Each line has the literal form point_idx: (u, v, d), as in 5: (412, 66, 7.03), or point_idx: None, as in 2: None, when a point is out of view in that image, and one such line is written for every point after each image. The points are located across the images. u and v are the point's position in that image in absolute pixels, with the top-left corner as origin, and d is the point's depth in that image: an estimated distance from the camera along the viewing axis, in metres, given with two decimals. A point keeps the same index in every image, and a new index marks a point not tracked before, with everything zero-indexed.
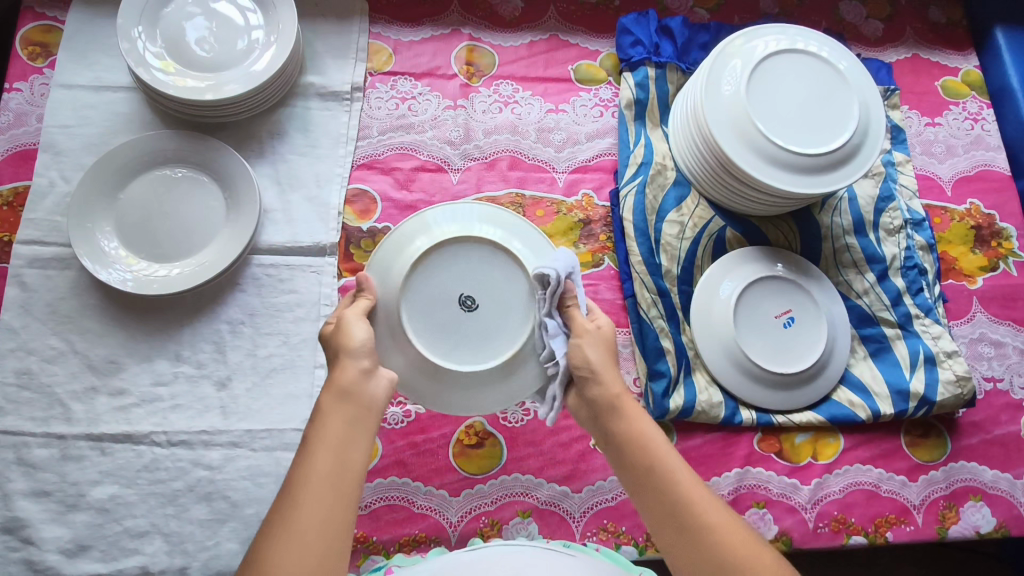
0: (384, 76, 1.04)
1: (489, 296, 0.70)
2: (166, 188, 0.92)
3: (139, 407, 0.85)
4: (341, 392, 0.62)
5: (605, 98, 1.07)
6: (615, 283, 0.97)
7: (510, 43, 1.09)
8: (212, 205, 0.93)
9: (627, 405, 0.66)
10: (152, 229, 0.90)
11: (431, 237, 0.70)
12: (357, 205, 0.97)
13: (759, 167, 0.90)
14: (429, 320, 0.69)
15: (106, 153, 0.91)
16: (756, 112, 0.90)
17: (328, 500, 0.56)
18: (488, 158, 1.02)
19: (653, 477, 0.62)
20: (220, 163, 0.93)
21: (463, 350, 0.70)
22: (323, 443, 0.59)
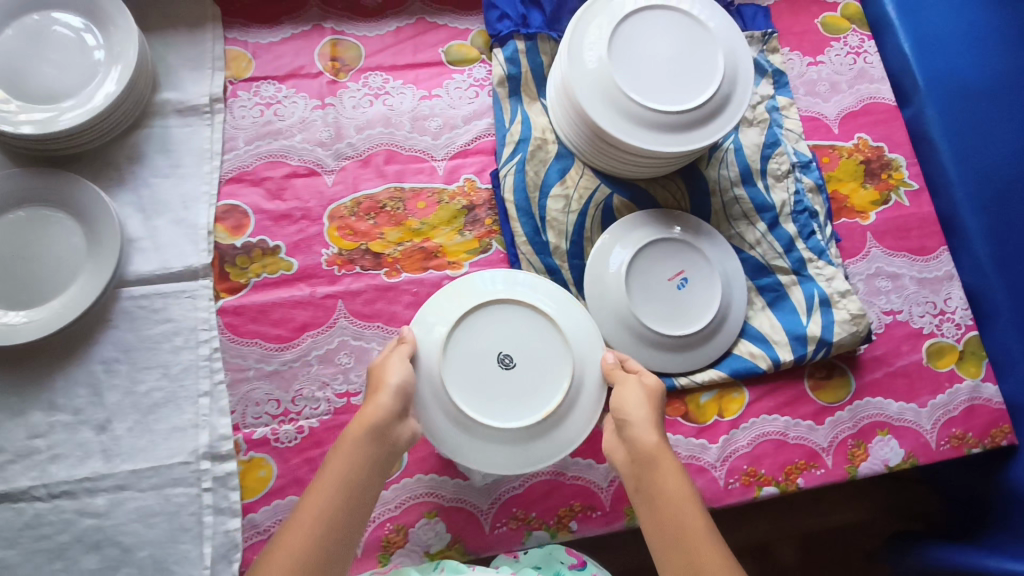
0: (245, 82, 0.99)
1: (520, 359, 0.81)
2: (18, 230, 0.88)
3: (15, 463, 0.81)
4: (364, 432, 0.71)
5: (479, 77, 1.03)
6: (504, 267, 0.95)
7: (375, 33, 1.04)
8: (70, 242, 0.88)
9: (664, 460, 0.71)
10: (9, 276, 0.86)
11: (485, 294, 0.83)
12: (228, 221, 0.93)
13: (637, 136, 0.87)
14: (489, 375, 0.79)
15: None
16: (625, 78, 0.87)
17: (341, 511, 0.68)
18: (362, 155, 0.98)
19: (663, 519, 0.68)
20: (72, 197, 0.88)
21: (496, 406, 0.79)
22: (335, 477, 0.69)
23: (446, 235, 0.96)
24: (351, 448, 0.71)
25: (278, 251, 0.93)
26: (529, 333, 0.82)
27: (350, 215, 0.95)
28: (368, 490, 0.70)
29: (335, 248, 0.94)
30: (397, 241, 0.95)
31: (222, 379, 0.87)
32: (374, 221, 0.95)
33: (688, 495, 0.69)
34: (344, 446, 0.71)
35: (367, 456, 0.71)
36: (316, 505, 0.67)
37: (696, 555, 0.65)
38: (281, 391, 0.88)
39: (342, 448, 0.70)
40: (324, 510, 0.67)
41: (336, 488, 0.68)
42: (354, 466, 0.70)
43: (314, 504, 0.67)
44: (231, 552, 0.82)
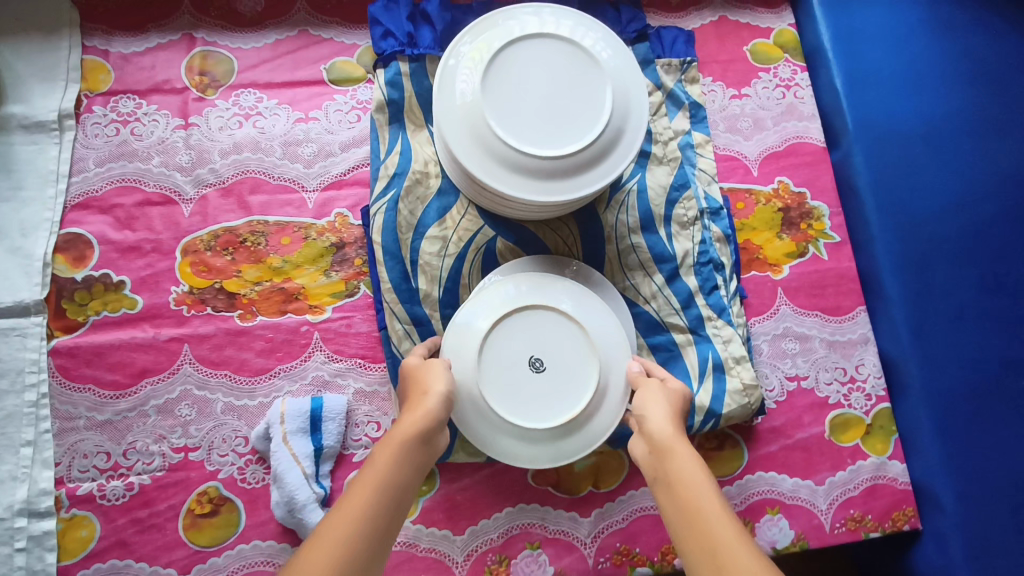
0: (103, 97, 0.91)
1: (558, 361, 0.79)
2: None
3: None
4: (411, 433, 0.68)
5: (362, 99, 0.95)
6: (371, 313, 0.87)
7: (250, 45, 0.95)
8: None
9: (680, 448, 0.68)
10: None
11: (527, 292, 0.81)
12: (70, 252, 0.85)
13: (516, 185, 0.79)
14: (512, 379, 0.78)
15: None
16: (500, 121, 0.78)
17: (384, 509, 0.61)
18: (225, 183, 0.90)
19: (684, 505, 0.63)
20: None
21: (540, 410, 0.77)
22: (382, 476, 0.64)
23: (310, 275, 0.88)
24: (400, 448, 0.66)
25: (123, 287, 0.85)
26: (567, 333, 0.79)
27: (206, 249, 0.88)
28: (408, 496, 0.65)
29: (185, 285, 0.86)
30: (254, 280, 0.87)
31: (49, 428, 0.80)
32: (231, 256, 0.87)
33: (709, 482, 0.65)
34: (402, 441, 0.67)
35: (409, 457, 0.66)
36: (368, 502, 0.61)
37: (719, 536, 0.59)
38: (112, 443, 0.80)
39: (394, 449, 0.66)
40: (371, 509, 0.61)
41: (391, 485, 0.63)
42: (404, 464, 0.65)
43: (371, 501, 0.61)
44: None
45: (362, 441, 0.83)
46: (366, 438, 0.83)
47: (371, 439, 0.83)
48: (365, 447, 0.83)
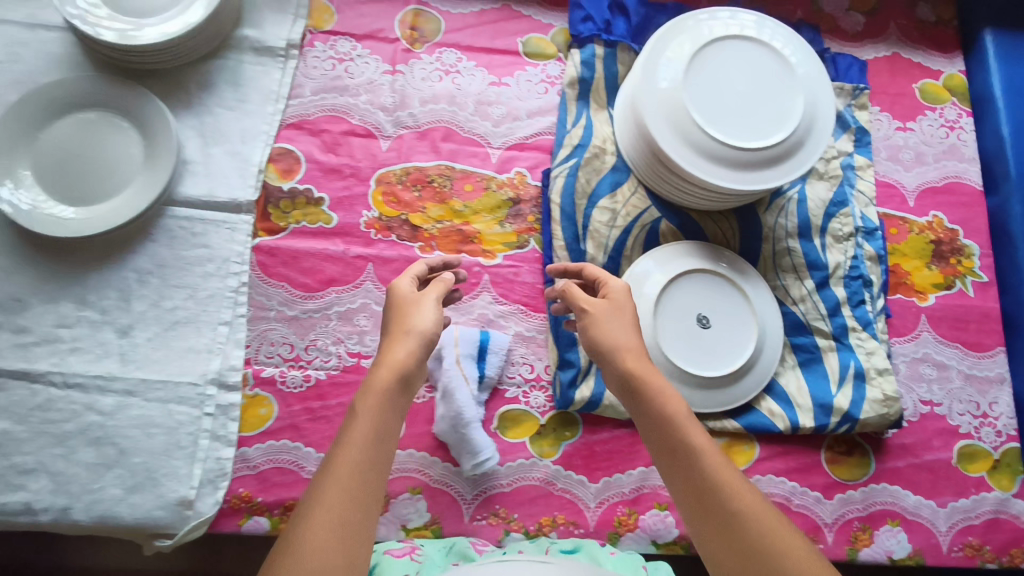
0: (323, 35, 1.00)
1: (722, 319, 0.90)
2: (87, 131, 0.91)
3: (39, 346, 0.84)
4: (395, 374, 0.64)
5: (551, 74, 1.01)
6: (537, 266, 0.94)
7: (459, 10, 1.02)
8: (132, 150, 0.91)
9: (656, 385, 0.66)
10: (69, 173, 0.89)
11: (685, 261, 0.92)
12: (280, 164, 0.94)
13: (706, 170, 0.85)
14: (681, 332, 0.89)
15: (33, 89, 0.89)
16: (699, 111, 0.85)
17: (365, 481, 0.57)
18: (421, 128, 0.97)
19: (669, 447, 0.63)
20: (139, 106, 0.91)
21: (712, 359, 0.89)
22: (366, 434, 0.59)
23: (486, 223, 0.95)
24: (380, 402, 0.61)
25: (321, 203, 0.93)
26: (730, 296, 0.91)
27: (397, 182, 0.95)
28: (390, 449, 0.61)
29: (376, 212, 0.94)
30: (437, 218, 0.94)
31: (244, 313, 0.88)
32: (419, 193, 0.95)
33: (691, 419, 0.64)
34: (384, 391, 0.62)
35: (401, 397, 0.63)
36: (348, 465, 0.57)
37: (711, 478, 0.60)
38: (297, 337, 0.88)
39: (388, 392, 0.62)
40: (358, 467, 0.57)
41: (372, 439, 0.59)
42: (385, 419, 0.61)
43: (353, 461, 0.57)
44: (219, 479, 0.82)
45: (516, 378, 0.89)
46: (520, 377, 0.89)
47: (524, 378, 0.89)
48: (517, 385, 0.89)
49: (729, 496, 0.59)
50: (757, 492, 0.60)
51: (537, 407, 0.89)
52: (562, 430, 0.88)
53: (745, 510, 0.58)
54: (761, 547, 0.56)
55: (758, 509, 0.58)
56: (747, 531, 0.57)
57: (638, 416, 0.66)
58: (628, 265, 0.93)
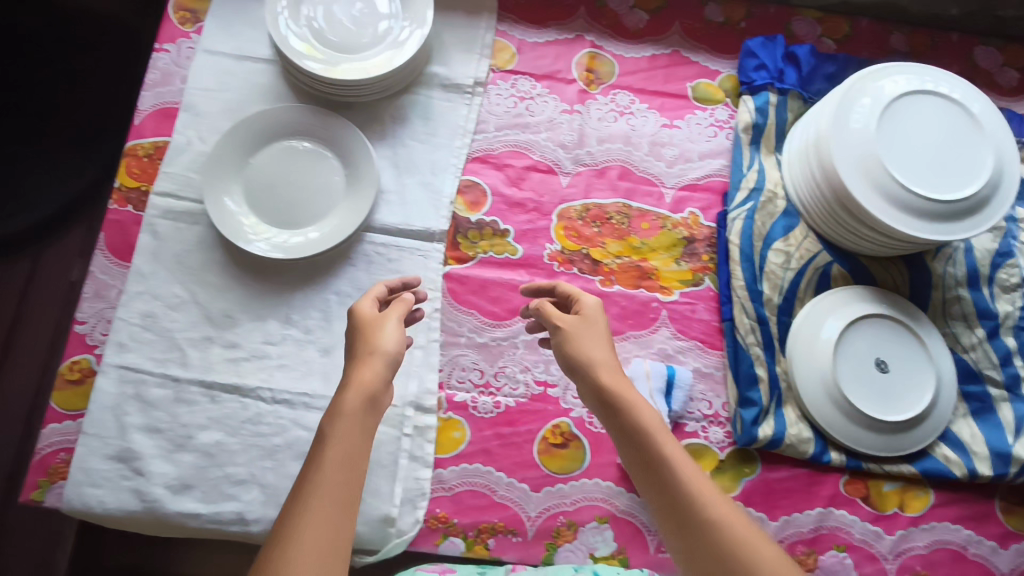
0: (505, 74, 1.04)
1: (900, 365, 0.92)
2: (293, 159, 0.96)
3: (248, 361, 0.88)
4: (362, 395, 0.67)
5: (720, 119, 1.05)
6: (712, 304, 0.97)
7: (631, 55, 1.07)
8: (334, 179, 0.95)
9: (632, 399, 0.70)
10: (276, 197, 0.93)
11: (862, 305, 0.94)
12: (468, 195, 0.98)
13: (898, 219, 0.87)
14: (860, 376, 0.91)
15: (246, 117, 0.94)
16: (890, 163, 0.88)
17: (338, 495, 0.59)
18: (598, 166, 1.02)
19: (642, 457, 0.67)
20: (341, 137, 0.96)
21: (891, 404, 0.91)
22: (339, 449, 0.62)
23: (663, 260, 0.98)
24: (348, 417, 0.64)
25: (507, 235, 0.97)
26: (906, 342, 0.93)
27: (578, 218, 0.99)
28: (361, 467, 0.63)
29: (558, 245, 0.97)
30: (616, 253, 0.98)
31: (438, 337, 0.91)
32: (598, 229, 0.98)
33: (667, 434, 0.68)
34: (349, 410, 0.65)
35: (371, 410, 0.66)
36: (317, 479, 0.59)
37: (689, 494, 0.63)
38: (487, 363, 0.91)
39: (359, 405, 0.65)
40: (327, 480, 0.59)
41: (345, 455, 0.61)
42: (356, 438, 0.63)
43: (330, 474, 0.60)
44: (417, 499, 0.85)
45: (695, 414, 0.91)
46: (699, 412, 0.92)
47: (703, 414, 0.92)
48: (697, 420, 0.91)
49: (710, 511, 0.62)
50: (732, 502, 0.64)
51: (716, 442, 0.91)
52: (742, 466, 0.90)
53: (721, 517, 0.62)
54: (722, 548, 0.60)
55: (734, 520, 0.61)
56: (715, 532, 0.61)
57: (613, 428, 0.70)
58: (802, 306, 0.96)
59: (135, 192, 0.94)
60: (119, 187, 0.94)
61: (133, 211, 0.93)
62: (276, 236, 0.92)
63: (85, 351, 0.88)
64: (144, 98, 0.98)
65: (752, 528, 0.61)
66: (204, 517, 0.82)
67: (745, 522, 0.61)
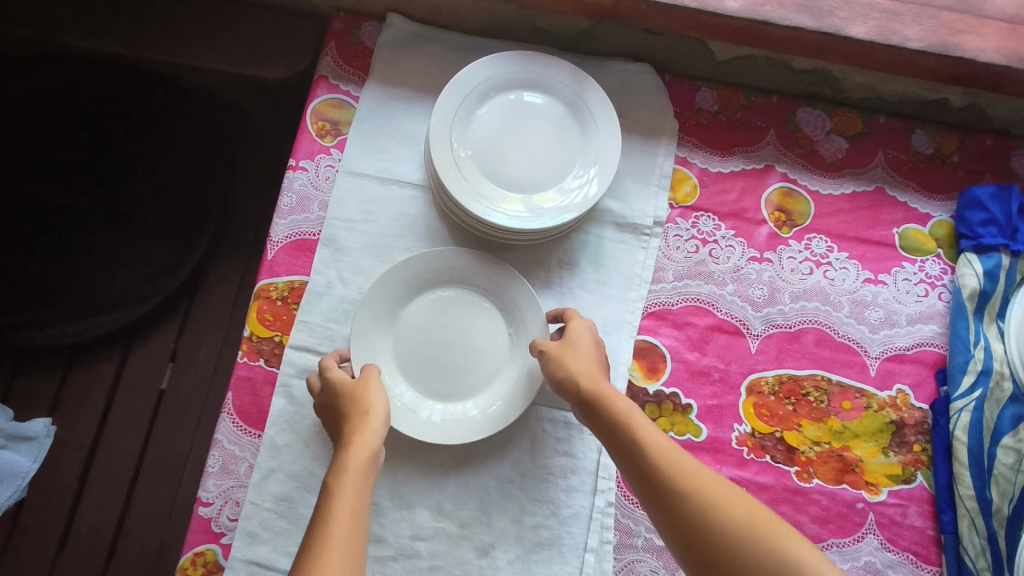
0: (686, 210, 0.90)
1: None
2: (448, 314, 0.83)
3: (396, 562, 0.75)
4: (363, 456, 0.65)
5: (931, 274, 0.91)
6: (927, 508, 0.82)
7: (828, 191, 0.93)
8: (497, 338, 0.83)
9: (612, 394, 0.71)
10: (435, 363, 0.81)
11: None
12: (644, 360, 0.84)
13: None
14: None
15: (397, 264, 0.81)
16: None
17: (355, 546, 0.58)
18: (792, 328, 0.87)
19: (630, 452, 0.67)
20: (507, 288, 0.83)
21: None
22: (348, 502, 0.61)
23: (869, 448, 0.84)
24: (353, 475, 0.63)
25: (689, 411, 0.83)
26: None
27: (770, 392, 0.85)
28: (367, 516, 0.62)
29: (747, 426, 0.83)
30: (814, 439, 0.84)
31: (611, 539, 0.78)
32: (793, 407, 0.85)
33: (648, 425, 0.68)
34: (353, 464, 0.64)
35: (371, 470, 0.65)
36: (336, 527, 0.58)
37: (674, 476, 0.63)
38: (667, 573, 0.78)
39: (356, 464, 0.64)
40: (340, 528, 0.58)
41: (354, 509, 0.60)
42: (361, 493, 0.62)
43: (342, 522, 0.59)
44: None
45: None
46: None
47: None
48: None
49: (701, 491, 0.62)
50: (727, 481, 0.63)
51: None
52: None
53: (718, 497, 0.61)
54: (709, 518, 0.60)
55: (725, 493, 0.61)
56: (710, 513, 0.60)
57: (601, 434, 0.71)
58: None
59: (268, 343, 0.81)
60: (250, 336, 0.81)
61: (265, 367, 0.81)
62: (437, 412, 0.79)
63: (210, 540, 0.75)
64: (277, 226, 0.85)
65: (748, 503, 0.60)
66: None
67: (740, 497, 0.61)
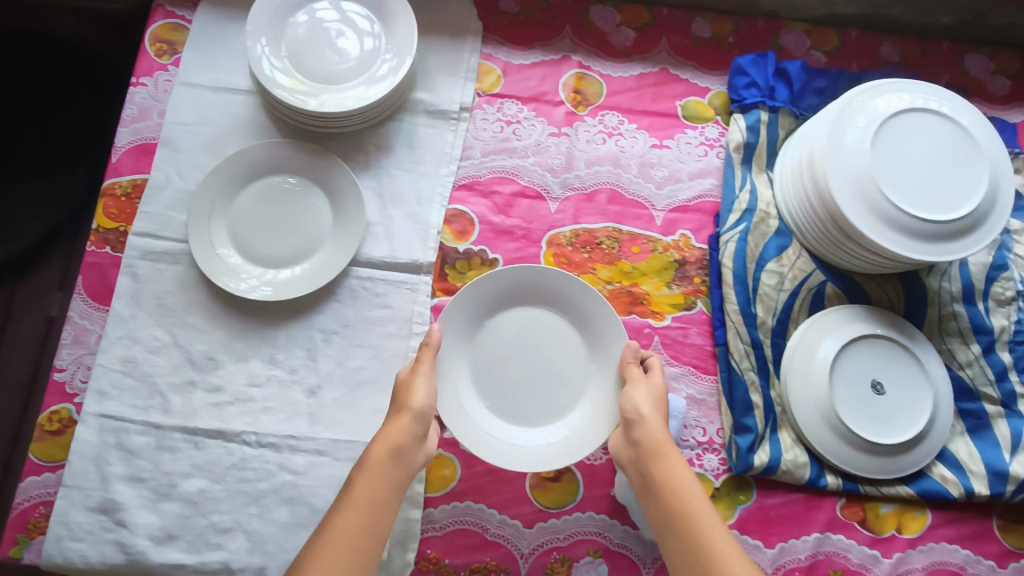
0: (491, 97, 1.02)
1: (897, 388, 0.91)
2: (531, 331, 0.90)
3: (233, 405, 0.88)
4: (390, 447, 0.72)
5: (711, 137, 1.03)
6: (705, 328, 0.96)
7: (619, 74, 1.06)
8: (573, 360, 0.90)
9: (669, 452, 0.74)
10: (514, 389, 0.89)
11: (857, 327, 0.92)
12: (455, 225, 0.96)
13: (895, 239, 0.85)
14: (853, 399, 0.90)
15: (478, 280, 0.87)
16: (890, 185, 0.86)
17: (359, 540, 0.65)
18: (587, 190, 1.00)
19: (668, 498, 0.70)
20: (594, 316, 0.88)
21: (880, 428, 0.90)
22: (362, 494, 0.68)
23: (654, 284, 0.97)
24: (376, 468, 0.71)
25: (496, 264, 0.95)
26: (906, 364, 0.92)
27: (567, 244, 0.97)
28: (385, 518, 0.68)
29: None
30: (606, 279, 0.96)
31: None
32: (588, 255, 0.97)
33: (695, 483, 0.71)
34: (383, 462, 0.71)
35: (398, 461, 0.72)
36: (348, 518, 0.66)
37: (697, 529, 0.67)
38: None
39: (383, 456, 0.71)
40: (352, 520, 0.66)
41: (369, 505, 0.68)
42: (379, 486, 0.70)
43: (353, 513, 0.67)
44: (407, 541, 0.85)
45: (689, 442, 0.92)
46: (693, 440, 0.92)
47: (697, 442, 0.92)
48: (691, 448, 0.91)
49: (710, 544, 0.65)
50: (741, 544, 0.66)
51: (712, 470, 0.91)
52: (737, 493, 0.90)
53: (717, 549, 0.65)
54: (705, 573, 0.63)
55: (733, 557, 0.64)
56: (700, 550, 0.65)
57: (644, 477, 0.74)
58: (797, 328, 0.94)
59: (114, 233, 0.93)
60: (97, 228, 0.93)
61: (111, 253, 0.92)
62: (267, 294, 0.90)
63: (64, 400, 0.87)
64: (121, 134, 0.97)
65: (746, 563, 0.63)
66: (190, 567, 0.82)
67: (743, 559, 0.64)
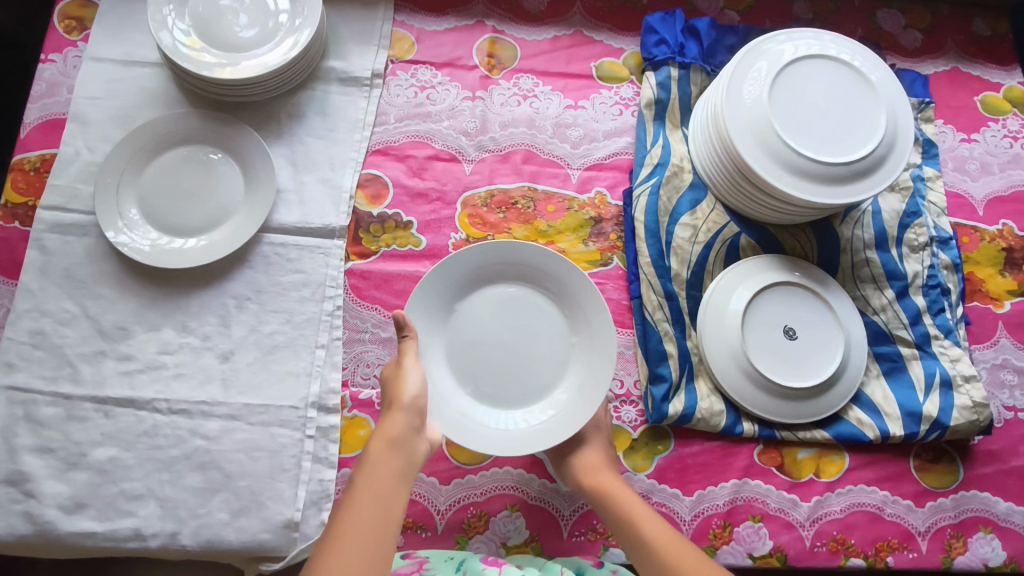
0: (405, 64, 1.03)
1: (808, 333, 0.92)
2: (507, 311, 0.88)
3: (143, 373, 0.86)
4: (390, 439, 0.73)
5: (625, 96, 1.05)
6: (621, 283, 0.97)
7: (533, 38, 1.06)
8: (557, 338, 0.88)
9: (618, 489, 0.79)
10: (491, 371, 0.86)
11: (769, 275, 0.93)
12: (369, 189, 0.97)
13: (796, 184, 0.86)
14: (765, 344, 0.91)
15: (441, 263, 0.85)
16: (789, 132, 0.87)
17: (381, 519, 0.65)
18: (502, 151, 1.01)
19: (629, 532, 0.75)
20: (575, 293, 0.87)
21: (792, 372, 0.91)
22: (372, 480, 0.69)
23: (570, 241, 0.97)
24: (379, 457, 0.72)
25: (410, 227, 0.96)
26: (817, 310, 0.94)
27: (482, 205, 0.98)
28: (397, 499, 0.69)
29: (463, 234, 0.96)
30: (522, 238, 0.97)
31: (339, 336, 0.90)
32: (503, 215, 0.97)
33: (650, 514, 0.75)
34: (388, 448, 0.73)
35: (397, 451, 0.73)
36: (362, 501, 0.67)
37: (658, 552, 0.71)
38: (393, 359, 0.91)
39: (385, 447, 0.72)
40: (367, 502, 0.67)
41: (380, 489, 0.68)
42: (388, 470, 0.71)
43: (367, 497, 0.67)
44: (322, 501, 0.84)
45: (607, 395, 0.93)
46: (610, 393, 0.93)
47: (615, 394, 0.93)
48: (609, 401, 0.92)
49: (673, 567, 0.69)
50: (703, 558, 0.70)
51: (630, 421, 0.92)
52: (655, 443, 0.91)
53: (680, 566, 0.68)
54: None
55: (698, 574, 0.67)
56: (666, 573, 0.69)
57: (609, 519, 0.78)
58: (711, 279, 0.95)
59: (23, 208, 0.92)
60: (6, 203, 0.92)
61: (20, 228, 0.92)
62: (139, 251, 0.89)
63: None
64: (30, 110, 0.96)
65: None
66: (99, 536, 0.80)
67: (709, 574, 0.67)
